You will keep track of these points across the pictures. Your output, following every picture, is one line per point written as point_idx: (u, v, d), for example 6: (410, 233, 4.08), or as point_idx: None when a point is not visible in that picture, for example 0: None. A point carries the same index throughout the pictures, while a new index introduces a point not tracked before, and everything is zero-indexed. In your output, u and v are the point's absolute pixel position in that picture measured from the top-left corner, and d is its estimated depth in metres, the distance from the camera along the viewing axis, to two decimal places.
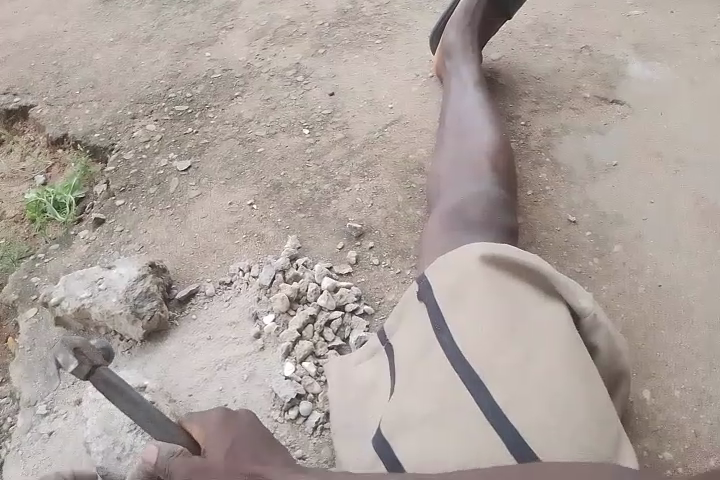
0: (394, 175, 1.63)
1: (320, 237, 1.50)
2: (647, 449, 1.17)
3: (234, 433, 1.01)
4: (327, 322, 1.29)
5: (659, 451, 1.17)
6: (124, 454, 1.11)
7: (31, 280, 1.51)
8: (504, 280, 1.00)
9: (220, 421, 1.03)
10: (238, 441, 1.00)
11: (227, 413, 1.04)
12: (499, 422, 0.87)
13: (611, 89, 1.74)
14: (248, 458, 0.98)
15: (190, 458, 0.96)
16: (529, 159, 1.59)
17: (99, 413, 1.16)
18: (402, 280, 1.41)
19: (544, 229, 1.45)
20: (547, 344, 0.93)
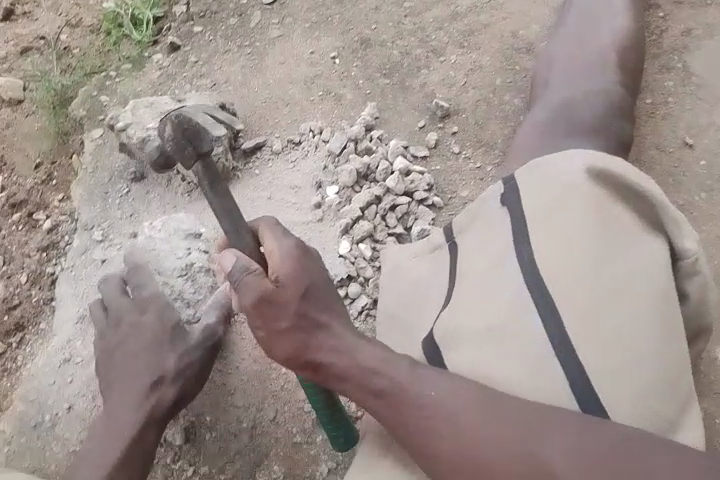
0: (498, 52, 1.43)
1: (401, 110, 1.37)
2: (705, 410, 1.12)
3: (311, 277, 0.86)
4: (392, 206, 1.21)
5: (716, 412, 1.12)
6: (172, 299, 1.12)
7: (100, 99, 1.47)
8: (607, 203, 0.88)
9: (295, 261, 0.85)
10: (316, 287, 0.86)
11: (302, 251, 0.86)
12: (561, 349, 0.78)
13: None
14: (323, 307, 0.87)
15: (263, 283, 0.83)
16: (657, 61, 1.32)
17: (152, 253, 1.14)
18: (480, 176, 1.29)
19: (652, 145, 1.24)
20: (638, 284, 0.82)
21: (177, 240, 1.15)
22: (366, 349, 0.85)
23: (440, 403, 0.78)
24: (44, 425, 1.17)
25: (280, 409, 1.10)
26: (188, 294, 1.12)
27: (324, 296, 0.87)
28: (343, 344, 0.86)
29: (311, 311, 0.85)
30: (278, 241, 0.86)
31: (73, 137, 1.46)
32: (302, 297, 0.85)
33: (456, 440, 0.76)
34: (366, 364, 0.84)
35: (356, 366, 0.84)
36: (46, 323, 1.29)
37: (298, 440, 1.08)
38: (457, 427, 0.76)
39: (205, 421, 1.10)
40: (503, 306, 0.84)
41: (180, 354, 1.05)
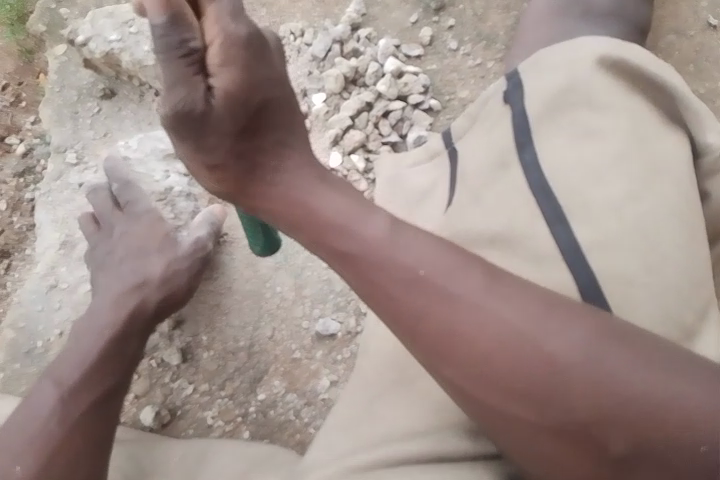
0: None
1: (390, 4, 1.22)
2: None
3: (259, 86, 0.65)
4: (385, 113, 1.11)
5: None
6: None
7: (60, 12, 1.31)
8: (622, 94, 0.78)
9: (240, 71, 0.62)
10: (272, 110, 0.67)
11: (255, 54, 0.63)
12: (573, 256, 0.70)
13: None
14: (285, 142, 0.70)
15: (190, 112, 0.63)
16: None
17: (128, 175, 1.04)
18: (480, 74, 1.17)
19: (672, 28, 1.12)
20: (657, 182, 0.74)
21: (154, 162, 1.06)
22: (340, 202, 0.68)
23: (437, 276, 0.59)
24: (37, 352, 1.09)
25: (277, 327, 1.03)
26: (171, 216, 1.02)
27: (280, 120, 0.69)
28: (298, 184, 0.69)
29: (285, 174, 0.70)
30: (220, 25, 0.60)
31: (39, 54, 1.33)
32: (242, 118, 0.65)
33: (442, 320, 0.58)
34: (334, 223, 0.66)
35: (322, 223, 0.67)
36: (31, 248, 1.21)
37: (298, 356, 1.01)
38: (447, 306, 0.58)
39: (200, 341, 1.03)
40: (509, 209, 0.76)
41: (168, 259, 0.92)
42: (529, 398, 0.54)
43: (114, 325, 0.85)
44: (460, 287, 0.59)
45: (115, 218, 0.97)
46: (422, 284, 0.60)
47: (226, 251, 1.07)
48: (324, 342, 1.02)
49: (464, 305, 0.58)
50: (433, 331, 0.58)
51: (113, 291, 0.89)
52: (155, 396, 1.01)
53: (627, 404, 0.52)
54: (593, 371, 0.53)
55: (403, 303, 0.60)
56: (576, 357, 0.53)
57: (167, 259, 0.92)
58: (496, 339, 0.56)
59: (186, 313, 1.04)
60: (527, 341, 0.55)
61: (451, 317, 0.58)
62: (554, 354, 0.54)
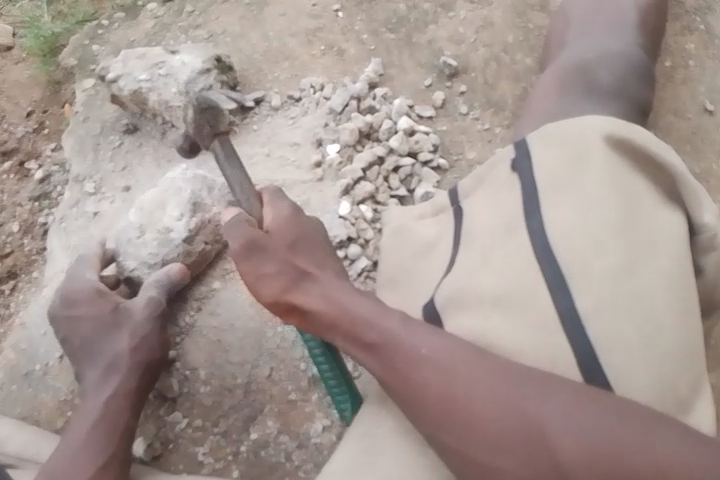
0: (510, 7, 1.34)
1: (407, 67, 1.30)
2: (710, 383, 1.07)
3: (300, 235, 0.87)
4: (396, 167, 1.16)
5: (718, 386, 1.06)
6: (135, 242, 1.06)
7: (92, 49, 1.38)
8: (625, 172, 0.83)
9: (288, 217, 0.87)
10: (302, 236, 0.87)
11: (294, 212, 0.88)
12: (576, 332, 0.74)
13: None
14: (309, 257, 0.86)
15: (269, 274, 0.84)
16: (679, 20, 1.24)
17: (154, 199, 1.08)
18: (488, 139, 1.23)
19: (671, 109, 1.18)
20: (655, 258, 0.78)
21: (182, 201, 1.06)
22: (360, 301, 0.79)
23: (448, 396, 0.71)
24: (35, 375, 1.11)
25: (275, 367, 1.05)
26: (145, 251, 1.05)
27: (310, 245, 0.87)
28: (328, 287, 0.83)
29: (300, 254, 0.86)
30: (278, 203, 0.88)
31: (66, 86, 1.38)
32: (290, 246, 0.85)
33: (443, 399, 0.71)
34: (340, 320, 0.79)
35: (343, 311, 0.79)
36: (38, 271, 1.24)
37: (293, 397, 1.03)
38: (464, 383, 0.71)
39: (198, 375, 1.05)
40: (522, 280, 0.79)
41: (131, 333, 0.99)
42: (535, 474, 0.66)
43: (100, 405, 0.95)
44: (479, 361, 0.71)
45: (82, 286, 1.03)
46: (445, 368, 0.72)
47: (230, 288, 1.09)
48: (320, 385, 1.03)
49: (474, 375, 0.71)
50: (452, 412, 0.70)
51: (92, 377, 0.99)
52: (147, 429, 1.03)
53: (618, 464, 0.63)
54: (578, 429, 0.65)
55: (423, 388, 0.72)
56: (570, 420, 0.65)
57: (131, 335, 0.99)
58: (497, 425, 0.68)
59: (187, 346, 1.06)
60: (529, 416, 0.67)
61: (461, 388, 0.71)
62: (563, 456, 0.65)
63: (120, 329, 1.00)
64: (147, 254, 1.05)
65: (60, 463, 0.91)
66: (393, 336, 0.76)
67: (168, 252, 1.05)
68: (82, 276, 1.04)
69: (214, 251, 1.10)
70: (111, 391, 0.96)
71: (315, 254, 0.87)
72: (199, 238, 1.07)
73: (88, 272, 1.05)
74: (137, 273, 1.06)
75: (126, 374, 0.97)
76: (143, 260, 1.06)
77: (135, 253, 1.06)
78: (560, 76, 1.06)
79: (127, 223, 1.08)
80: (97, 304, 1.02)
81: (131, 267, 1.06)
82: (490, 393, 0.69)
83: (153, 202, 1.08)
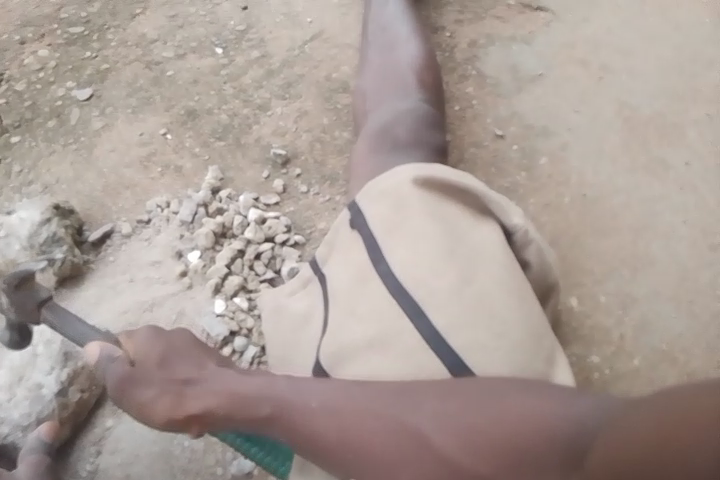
0: (317, 95, 1.52)
1: (243, 166, 1.41)
2: (576, 355, 1.19)
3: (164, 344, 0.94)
4: (257, 255, 1.24)
5: (587, 355, 1.19)
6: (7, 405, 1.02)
7: None
8: (440, 205, 0.97)
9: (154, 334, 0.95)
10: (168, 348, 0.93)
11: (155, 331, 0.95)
12: (439, 346, 0.85)
13: None
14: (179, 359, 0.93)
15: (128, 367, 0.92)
16: (455, 72, 1.48)
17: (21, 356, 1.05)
18: (332, 207, 1.36)
19: (471, 143, 1.39)
20: (484, 266, 0.91)
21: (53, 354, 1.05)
22: (243, 382, 0.88)
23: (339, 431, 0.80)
24: None
25: None
26: (16, 413, 1.02)
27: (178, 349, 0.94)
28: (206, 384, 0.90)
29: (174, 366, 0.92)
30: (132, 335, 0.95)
31: None
32: (160, 364, 0.92)
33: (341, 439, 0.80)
34: (233, 405, 0.86)
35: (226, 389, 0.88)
36: None
37: None
38: (352, 419, 0.80)
39: None
40: (384, 320, 0.89)
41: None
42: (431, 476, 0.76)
43: None
44: (358, 396, 0.81)
45: None
46: (335, 412, 0.81)
47: (125, 421, 1.06)
48: None
49: (357, 408, 0.80)
50: (351, 445, 0.79)
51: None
52: None
53: (487, 447, 0.73)
54: (448, 421, 0.76)
55: (321, 435, 0.81)
56: (441, 419, 0.76)
57: None
58: (388, 441, 0.78)
59: None
60: (411, 429, 0.77)
61: (346, 425, 0.80)
62: (446, 450, 0.75)
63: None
64: (19, 416, 1.02)
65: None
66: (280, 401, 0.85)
67: (41, 408, 1.02)
68: None
69: (95, 396, 1.06)
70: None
71: (191, 359, 0.93)
72: (74, 388, 1.04)
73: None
74: (9, 438, 1.01)
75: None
76: (17, 422, 1.01)
77: (6, 417, 1.02)
78: (369, 139, 1.22)
79: None
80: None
81: (3, 433, 1.01)
82: (368, 416, 0.79)
83: (23, 359, 1.05)
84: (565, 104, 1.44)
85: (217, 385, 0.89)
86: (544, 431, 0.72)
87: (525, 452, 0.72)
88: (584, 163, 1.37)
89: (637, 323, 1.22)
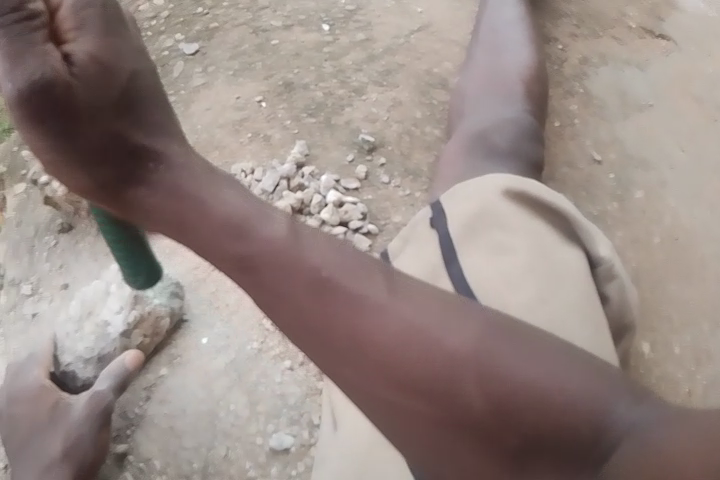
0: (415, 88, 1.51)
1: (329, 146, 1.42)
2: None
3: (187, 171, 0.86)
4: (329, 237, 1.24)
5: None
6: (73, 335, 1.08)
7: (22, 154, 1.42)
8: (527, 219, 0.94)
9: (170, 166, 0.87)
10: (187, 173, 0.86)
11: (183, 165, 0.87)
12: None
13: (667, 12, 1.49)
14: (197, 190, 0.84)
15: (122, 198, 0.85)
16: (560, 87, 1.43)
17: (94, 293, 1.12)
18: (410, 202, 1.35)
19: (565, 162, 1.34)
20: (562, 289, 0.88)
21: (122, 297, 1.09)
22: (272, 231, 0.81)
23: (353, 315, 0.75)
24: None
25: (231, 446, 1.06)
26: (81, 346, 1.08)
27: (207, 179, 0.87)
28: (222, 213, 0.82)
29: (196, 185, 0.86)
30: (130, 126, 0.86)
31: None
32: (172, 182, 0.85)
33: (350, 330, 0.75)
34: (253, 260, 0.79)
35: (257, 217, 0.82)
36: None
37: (252, 474, 1.04)
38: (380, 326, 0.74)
39: (153, 466, 1.05)
40: None
41: (67, 432, 1.00)
42: (436, 406, 0.72)
43: None
44: (386, 296, 0.76)
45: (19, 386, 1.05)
46: (353, 302, 0.76)
47: (178, 374, 1.11)
48: (279, 457, 1.05)
49: (378, 308, 0.75)
50: (368, 350, 0.74)
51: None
52: None
53: (507, 393, 0.69)
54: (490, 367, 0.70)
55: (332, 323, 0.75)
56: (473, 349, 0.72)
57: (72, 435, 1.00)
58: (402, 346, 0.73)
59: (140, 438, 1.07)
60: (434, 349, 0.72)
61: (362, 320, 0.75)
62: (462, 378, 0.71)
63: (54, 428, 1.01)
64: (83, 349, 1.07)
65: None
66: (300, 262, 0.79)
67: (105, 345, 1.07)
68: (22, 378, 1.05)
69: (155, 344, 1.11)
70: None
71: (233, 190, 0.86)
72: (137, 332, 1.08)
73: (27, 370, 1.06)
74: (71, 366, 1.08)
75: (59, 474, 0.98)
76: (81, 354, 1.07)
77: (72, 348, 1.08)
78: (463, 143, 1.20)
79: (67, 316, 1.11)
80: (36, 402, 1.03)
81: (66, 362, 1.08)
82: (391, 314, 0.75)
83: (95, 296, 1.11)
84: (672, 138, 1.36)
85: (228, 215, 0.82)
86: (579, 410, 0.67)
87: (547, 423, 0.67)
88: (681, 204, 1.30)
89: (708, 382, 1.15)
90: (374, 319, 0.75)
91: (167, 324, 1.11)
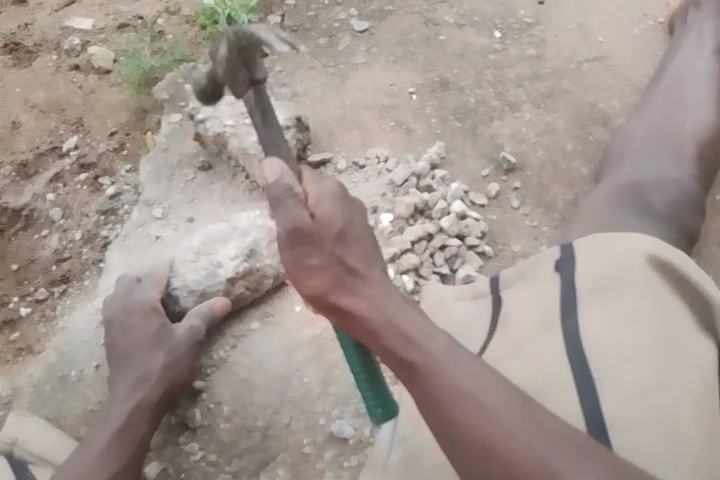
0: (573, 119, 1.43)
1: (467, 155, 1.38)
2: None
3: (348, 213, 0.84)
4: (442, 246, 1.22)
5: None
6: (189, 263, 1.14)
7: (184, 87, 1.51)
8: (664, 291, 0.88)
9: (337, 193, 0.83)
10: (351, 232, 0.84)
11: (344, 194, 0.84)
12: (599, 435, 0.78)
13: None
14: (355, 252, 0.84)
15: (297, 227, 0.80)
16: None
17: (216, 232, 1.18)
18: (534, 235, 1.29)
19: (716, 240, 1.25)
20: (684, 378, 0.81)
21: (243, 246, 1.14)
22: (404, 318, 0.82)
23: (472, 421, 0.74)
24: (70, 379, 1.16)
25: (295, 417, 1.08)
26: (191, 275, 1.13)
27: (356, 236, 0.84)
28: (373, 295, 0.83)
29: (351, 246, 0.83)
30: (319, 186, 0.83)
31: (152, 114, 1.49)
32: (337, 237, 0.82)
33: (474, 436, 0.73)
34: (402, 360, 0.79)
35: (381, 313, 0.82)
36: (90, 281, 1.29)
37: (307, 451, 1.06)
38: (524, 436, 0.72)
39: (221, 410, 1.09)
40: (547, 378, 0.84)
41: (168, 352, 1.06)
42: None
43: (122, 417, 1.01)
44: (511, 404, 0.74)
45: (130, 299, 1.10)
46: (477, 405, 0.74)
47: (267, 332, 1.15)
48: (336, 443, 1.06)
49: (502, 409, 0.74)
50: (484, 457, 0.72)
51: (123, 387, 1.04)
52: (164, 455, 1.08)
53: None
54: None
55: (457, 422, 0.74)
56: None
57: (166, 358, 1.05)
58: (525, 467, 0.71)
59: (216, 380, 1.12)
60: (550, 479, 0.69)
61: (487, 426, 0.73)
62: None
63: (156, 347, 1.07)
64: (192, 279, 1.13)
65: (81, 470, 0.96)
66: (431, 362, 0.78)
67: (210, 284, 1.12)
68: (137, 291, 1.11)
69: (253, 297, 1.16)
70: (135, 402, 1.02)
71: (364, 246, 0.85)
72: (241, 282, 1.13)
73: (145, 285, 1.12)
74: (177, 292, 1.13)
75: (152, 390, 1.03)
76: (189, 284, 1.13)
77: (182, 274, 1.14)
78: (613, 192, 1.12)
79: (189, 246, 1.17)
80: (146, 318, 1.09)
81: (173, 285, 1.14)
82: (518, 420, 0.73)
83: (219, 235, 1.17)
84: None
85: (383, 303, 0.83)
86: None
87: None
88: None
89: None
90: (499, 428, 0.72)
91: (269, 284, 1.16)
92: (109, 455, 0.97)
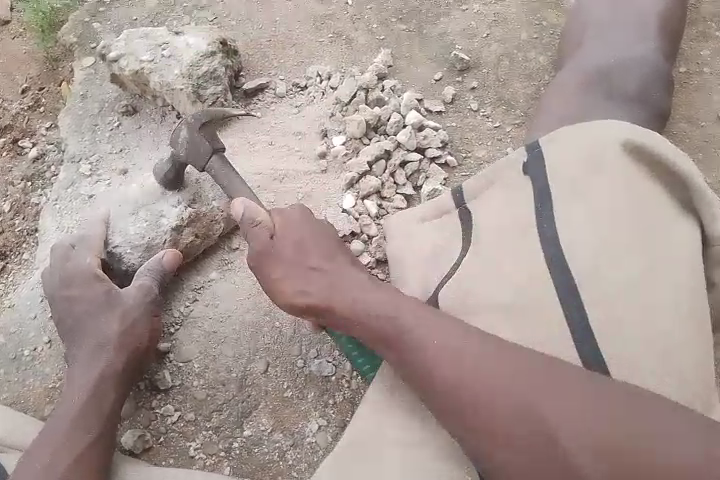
0: (525, 6, 1.32)
1: (417, 60, 1.27)
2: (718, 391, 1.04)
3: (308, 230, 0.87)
4: (403, 162, 1.13)
5: None
6: (128, 218, 1.04)
7: (92, 26, 1.32)
8: (640, 181, 0.82)
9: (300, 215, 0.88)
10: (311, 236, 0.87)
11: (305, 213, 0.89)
12: (584, 341, 0.74)
13: None
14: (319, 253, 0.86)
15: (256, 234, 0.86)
16: (692, 31, 1.26)
17: (152, 182, 1.08)
18: (497, 137, 1.20)
19: (684, 117, 1.19)
20: (663, 272, 0.77)
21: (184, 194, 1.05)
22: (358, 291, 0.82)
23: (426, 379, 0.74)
24: (23, 360, 1.06)
25: (272, 362, 1.03)
26: (132, 230, 1.03)
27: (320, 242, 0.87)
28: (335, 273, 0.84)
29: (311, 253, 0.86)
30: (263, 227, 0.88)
31: (64, 63, 1.33)
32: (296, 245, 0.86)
33: (449, 374, 0.72)
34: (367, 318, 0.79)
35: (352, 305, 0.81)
36: (28, 253, 1.17)
37: (289, 395, 1.00)
38: (504, 384, 0.70)
39: (192, 368, 1.03)
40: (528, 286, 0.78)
41: (121, 317, 0.97)
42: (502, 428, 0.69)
43: (86, 389, 0.93)
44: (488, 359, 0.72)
45: (67, 263, 1.01)
46: (448, 359, 0.73)
47: (229, 279, 1.07)
48: (317, 383, 1.01)
49: (474, 379, 0.71)
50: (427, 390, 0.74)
51: (78, 356, 0.96)
52: (138, 420, 1.00)
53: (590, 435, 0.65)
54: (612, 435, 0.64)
55: (420, 371, 0.74)
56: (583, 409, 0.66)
57: (119, 322, 0.97)
58: (508, 395, 0.69)
59: (182, 337, 1.04)
60: (517, 395, 0.69)
61: (461, 355, 0.73)
62: (556, 417, 0.67)
63: (107, 315, 0.98)
64: (134, 233, 1.03)
65: (48, 448, 0.88)
66: (403, 332, 0.76)
67: (154, 236, 1.03)
68: (74, 256, 1.01)
69: (206, 245, 1.07)
70: (95, 376, 0.94)
71: (325, 245, 0.87)
72: (190, 230, 1.04)
73: (81, 252, 1.01)
74: (119, 250, 1.03)
75: (112, 357, 0.95)
76: (129, 239, 1.03)
77: (123, 230, 1.04)
78: (575, 76, 1.04)
79: (125, 201, 1.07)
80: (90, 286, 0.99)
81: (114, 243, 1.03)
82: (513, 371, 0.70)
83: (157, 184, 1.08)
84: None
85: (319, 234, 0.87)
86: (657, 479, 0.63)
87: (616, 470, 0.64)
88: None
89: None
90: (457, 374, 0.72)
91: (220, 229, 1.07)
92: (73, 432, 0.90)
